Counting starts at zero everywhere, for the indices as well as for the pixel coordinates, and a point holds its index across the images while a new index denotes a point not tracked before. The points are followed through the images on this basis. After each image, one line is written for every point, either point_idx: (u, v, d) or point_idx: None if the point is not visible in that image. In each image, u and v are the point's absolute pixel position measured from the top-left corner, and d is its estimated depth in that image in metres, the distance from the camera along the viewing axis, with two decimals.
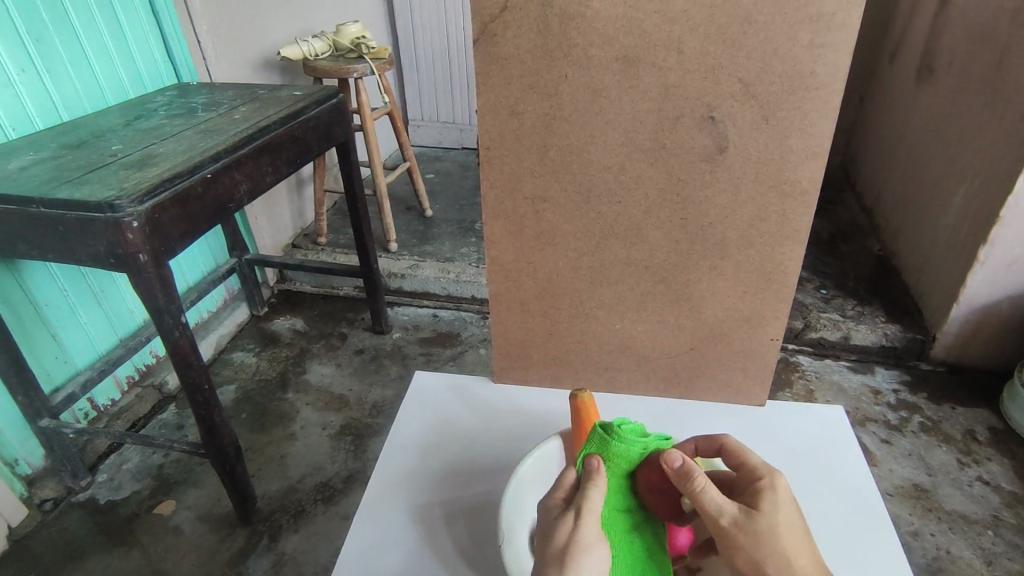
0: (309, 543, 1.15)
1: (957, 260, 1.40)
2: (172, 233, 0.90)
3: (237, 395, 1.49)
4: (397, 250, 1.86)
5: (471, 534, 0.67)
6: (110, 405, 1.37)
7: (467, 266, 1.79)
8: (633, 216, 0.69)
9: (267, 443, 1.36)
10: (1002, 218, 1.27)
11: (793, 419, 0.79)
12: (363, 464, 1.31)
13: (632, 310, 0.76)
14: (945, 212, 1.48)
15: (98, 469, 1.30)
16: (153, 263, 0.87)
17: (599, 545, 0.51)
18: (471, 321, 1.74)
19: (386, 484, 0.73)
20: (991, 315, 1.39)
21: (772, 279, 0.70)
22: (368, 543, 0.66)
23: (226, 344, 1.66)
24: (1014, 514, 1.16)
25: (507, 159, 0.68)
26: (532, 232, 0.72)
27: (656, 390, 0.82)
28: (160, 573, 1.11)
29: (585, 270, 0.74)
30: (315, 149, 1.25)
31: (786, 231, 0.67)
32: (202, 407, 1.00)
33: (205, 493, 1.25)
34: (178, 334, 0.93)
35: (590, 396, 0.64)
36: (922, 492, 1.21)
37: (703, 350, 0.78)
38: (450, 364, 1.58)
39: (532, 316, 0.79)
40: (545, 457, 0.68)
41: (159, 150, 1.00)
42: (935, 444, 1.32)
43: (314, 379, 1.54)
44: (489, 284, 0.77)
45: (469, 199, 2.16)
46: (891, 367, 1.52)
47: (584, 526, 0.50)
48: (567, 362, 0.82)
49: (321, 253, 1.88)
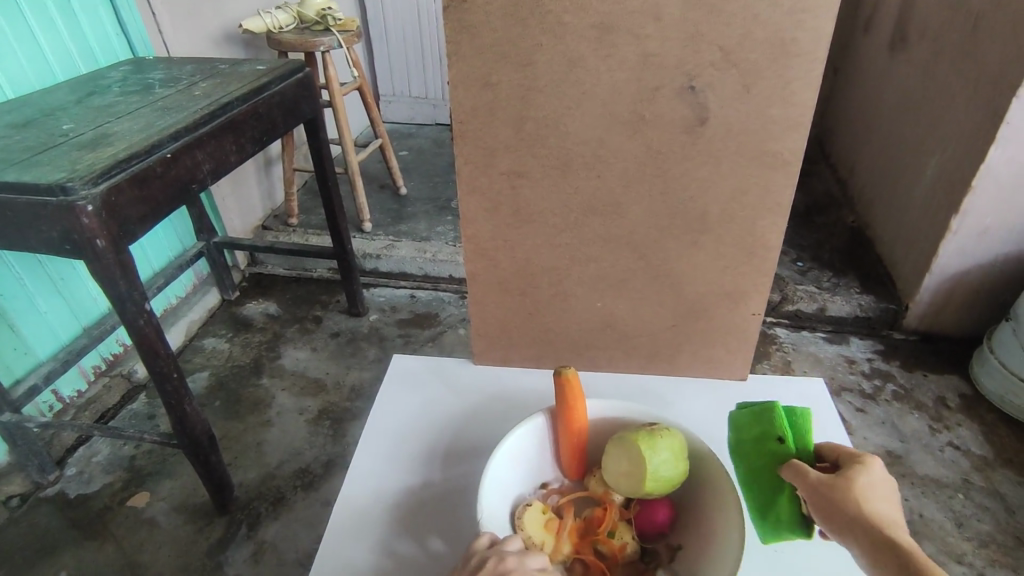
0: (290, 531, 1.14)
1: (930, 230, 1.41)
2: (132, 216, 0.86)
3: (210, 382, 1.45)
4: (371, 231, 1.82)
5: (449, 520, 0.65)
6: (77, 397, 1.33)
7: (444, 245, 1.76)
8: (614, 190, 0.67)
9: (243, 431, 1.33)
10: (974, 188, 1.28)
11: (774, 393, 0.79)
12: (342, 449, 1.29)
13: (613, 287, 0.74)
14: (918, 181, 1.50)
15: (66, 462, 1.26)
16: (112, 249, 0.82)
17: None
18: (450, 301, 1.72)
19: (363, 472, 0.71)
20: (963, 284, 1.41)
21: (752, 253, 0.69)
22: (345, 534, 0.64)
23: (198, 331, 1.61)
24: (983, 477, 1.20)
25: (481, 134, 0.65)
26: (509, 210, 0.70)
27: (637, 367, 0.81)
28: (136, 566, 1.08)
29: (563, 247, 0.72)
30: (282, 126, 1.20)
31: (767, 204, 0.66)
32: (171, 396, 0.96)
33: (181, 484, 1.22)
34: (143, 323, 0.89)
35: (573, 372, 0.64)
36: (895, 458, 1.24)
37: (684, 326, 0.77)
38: (428, 345, 1.56)
39: (510, 295, 0.77)
40: (527, 435, 0.65)
41: (113, 128, 0.94)
42: (907, 411, 1.34)
43: (289, 364, 1.51)
44: (465, 263, 0.75)
45: (444, 176, 2.12)
46: (865, 337, 1.55)
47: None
48: (548, 341, 0.81)
49: (293, 234, 1.83)
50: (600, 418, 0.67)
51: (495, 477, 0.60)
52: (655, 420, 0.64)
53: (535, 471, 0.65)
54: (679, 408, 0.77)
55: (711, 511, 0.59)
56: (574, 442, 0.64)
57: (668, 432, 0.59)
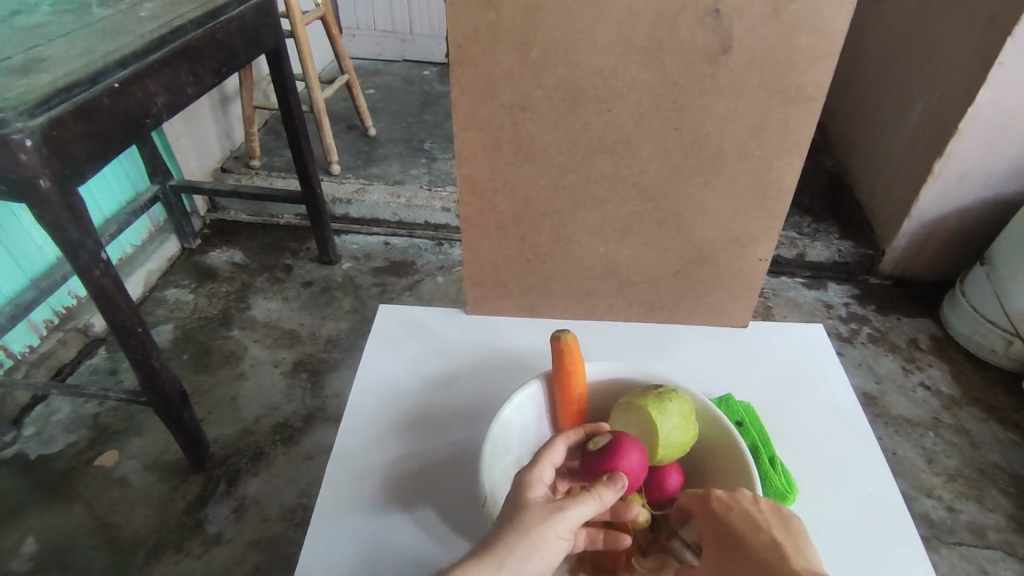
0: (271, 486, 1.11)
1: (911, 174, 1.41)
2: (80, 154, 0.77)
3: (175, 335, 1.38)
4: (340, 173, 1.72)
5: (447, 487, 0.61)
6: (29, 352, 1.25)
7: (419, 189, 1.67)
8: (626, 126, 0.62)
9: (215, 385, 1.28)
10: (960, 131, 1.27)
11: (776, 339, 0.77)
12: (322, 401, 1.25)
13: (617, 232, 0.70)
14: (902, 125, 1.49)
15: (22, 422, 1.19)
16: (60, 191, 0.74)
17: (551, 545, 0.45)
18: (426, 248, 1.66)
19: (352, 433, 0.66)
20: (940, 228, 1.43)
21: (765, 195, 0.66)
22: (338, 504, 0.60)
23: (158, 281, 1.52)
24: (953, 415, 1.24)
25: (482, 61, 0.59)
26: (510, 147, 0.64)
27: (638, 315, 0.79)
28: (109, 527, 1.04)
29: (567, 189, 0.67)
30: (243, 58, 1.09)
31: (786, 142, 0.62)
32: (138, 351, 0.89)
33: (152, 440, 1.17)
34: (101, 274, 0.80)
35: (571, 336, 0.60)
36: (871, 399, 1.27)
37: (689, 272, 0.74)
38: (406, 295, 1.51)
39: (508, 241, 0.72)
40: (525, 401, 0.61)
41: (49, 53, 0.83)
42: (882, 353, 1.37)
43: (260, 315, 1.44)
44: (461, 206, 0.69)
45: (415, 116, 2.01)
46: (843, 281, 1.56)
47: (559, 518, 0.45)
48: (546, 289, 0.77)
49: (256, 178, 1.72)
50: (604, 379, 0.64)
51: (492, 454, 0.56)
52: (660, 381, 0.61)
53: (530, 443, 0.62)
54: (682, 354, 0.75)
55: (714, 462, 0.58)
56: (573, 409, 0.61)
57: (676, 397, 0.57)
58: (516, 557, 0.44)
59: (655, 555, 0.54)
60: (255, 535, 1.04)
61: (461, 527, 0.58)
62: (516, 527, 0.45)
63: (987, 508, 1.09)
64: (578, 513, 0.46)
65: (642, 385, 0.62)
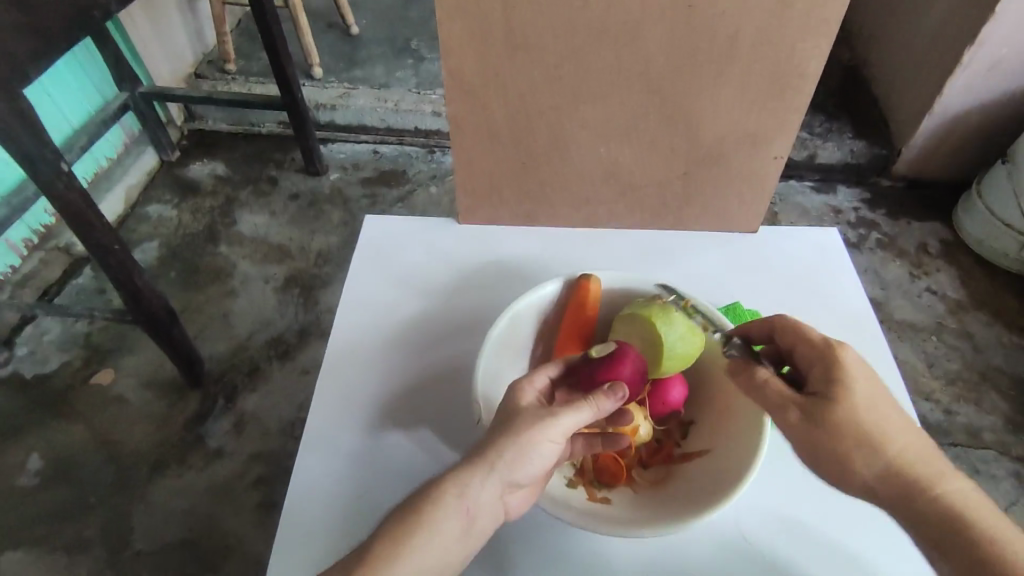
0: (270, 402, 1.10)
1: (936, 66, 1.31)
2: (21, 51, 0.68)
3: (161, 252, 1.33)
4: (322, 76, 1.61)
5: (442, 404, 0.59)
6: (12, 273, 1.21)
7: (407, 92, 1.57)
8: (631, 4, 0.54)
9: (206, 302, 1.25)
10: (995, 14, 1.17)
11: (787, 244, 0.73)
12: (316, 317, 1.23)
13: (620, 130, 0.64)
14: (930, 9, 1.36)
15: (13, 343, 1.17)
16: (4, 94, 0.66)
17: (544, 450, 0.44)
18: (416, 157, 1.58)
19: (341, 347, 0.63)
20: (961, 125, 1.35)
21: (786, 84, 0.59)
22: (330, 419, 0.58)
23: (138, 196, 1.45)
24: (957, 320, 1.22)
25: None
26: (500, 32, 0.57)
27: (641, 222, 0.74)
28: (112, 443, 1.04)
29: (565, 81, 0.60)
30: None
31: (813, 20, 0.54)
32: (116, 270, 0.85)
33: (146, 359, 1.15)
34: (63, 187, 0.75)
35: (592, 282, 0.58)
36: (876, 305, 1.25)
37: (697, 174, 0.68)
38: (398, 206, 1.45)
39: (500, 142, 0.66)
40: (522, 316, 0.57)
41: None
42: (890, 259, 1.34)
43: (247, 230, 1.38)
44: (447, 103, 0.63)
45: (400, 11, 1.85)
46: (853, 185, 1.50)
47: (552, 425, 0.44)
48: (543, 196, 0.71)
49: (233, 83, 1.61)
50: (605, 291, 0.60)
51: (488, 364, 0.54)
52: (664, 291, 0.57)
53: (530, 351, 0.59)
54: (687, 263, 0.71)
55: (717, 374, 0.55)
56: (574, 327, 0.57)
57: (680, 308, 0.53)
58: (504, 458, 0.43)
59: (656, 467, 0.53)
60: (257, 449, 1.05)
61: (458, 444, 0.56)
62: (506, 429, 0.44)
63: (984, 411, 1.09)
64: (572, 421, 0.45)
65: (645, 295, 0.59)
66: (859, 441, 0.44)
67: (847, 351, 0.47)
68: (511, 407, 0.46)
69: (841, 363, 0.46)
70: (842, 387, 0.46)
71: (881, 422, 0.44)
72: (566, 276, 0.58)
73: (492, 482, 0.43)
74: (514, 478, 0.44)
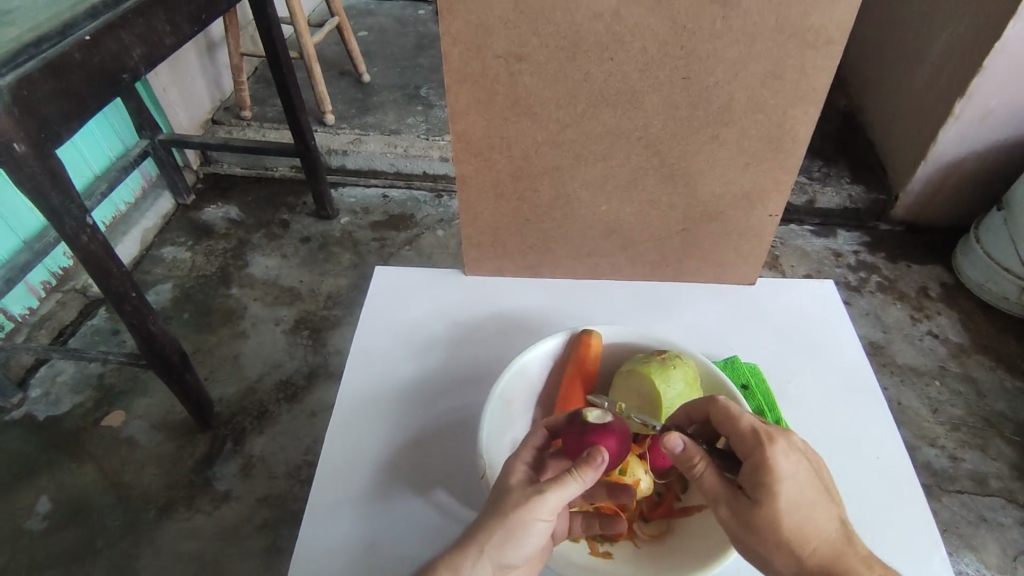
0: (277, 444, 1.12)
1: (929, 115, 1.35)
2: (54, 113, 0.73)
3: (174, 294, 1.36)
4: (334, 123, 1.66)
5: (448, 458, 0.60)
6: (29, 315, 1.24)
7: (416, 139, 1.62)
8: (629, 76, 0.58)
9: (216, 344, 1.27)
10: (984, 68, 1.21)
11: (784, 296, 0.75)
12: (324, 359, 1.25)
13: (621, 188, 0.67)
14: (922, 61, 1.41)
15: (28, 384, 1.19)
16: (36, 154, 0.70)
17: (535, 529, 0.44)
18: (424, 200, 1.62)
19: (351, 399, 0.65)
20: (956, 172, 1.38)
21: (779, 148, 0.62)
22: (338, 470, 0.59)
23: (154, 239, 1.49)
24: (960, 364, 1.23)
25: (474, 5, 0.54)
26: (506, 100, 0.60)
27: (642, 274, 0.76)
28: (121, 486, 1.05)
29: (568, 144, 0.63)
30: (222, 3, 1.04)
31: (801, 90, 0.57)
32: (133, 317, 0.88)
33: (157, 401, 1.17)
34: (87, 239, 0.78)
35: (593, 336, 0.60)
36: (878, 349, 1.26)
37: (696, 229, 0.71)
38: (406, 249, 1.49)
39: (506, 200, 0.69)
40: (524, 371, 0.59)
41: (13, 3, 0.78)
42: (891, 302, 1.35)
43: (258, 273, 1.42)
44: (456, 165, 0.66)
45: (410, 60, 1.92)
46: (852, 229, 1.52)
47: (537, 502, 0.44)
48: (547, 249, 0.74)
49: (248, 129, 1.67)
50: (606, 344, 0.62)
51: (492, 421, 0.55)
52: (664, 347, 0.59)
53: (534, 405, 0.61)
54: (687, 315, 0.73)
55: None
56: (575, 382, 0.59)
57: (680, 365, 0.55)
58: (492, 540, 0.43)
59: (657, 521, 0.53)
60: (264, 492, 1.06)
61: (464, 499, 0.57)
62: (495, 511, 0.45)
63: (989, 457, 1.09)
64: (557, 496, 0.44)
65: (645, 351, 0.61)
66: (779, 543, 0.44)
67: (777, 447, 0.45)
68: (500, 488, 0.46)
69: (770, 463, 0.44)
70: (769, 491, 0.44)
71: (803, 518, 0.44)
72: (568, 331, 0.61)
73: (484, 565, 0.44)
74: (507, 560, 0.44)
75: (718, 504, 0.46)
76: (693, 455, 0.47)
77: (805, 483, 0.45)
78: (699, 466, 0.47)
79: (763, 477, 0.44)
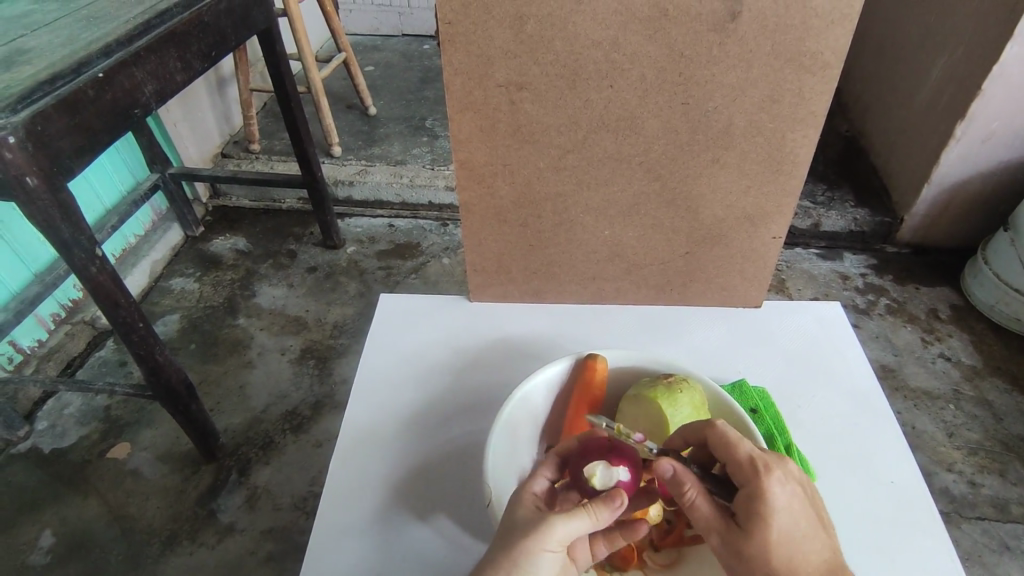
0: (283, 475, 1.11)
1: (932, 137, 1.36)
2: (67, 148, 0.74)
3: (181, 324, 1.37)
4: (341, 155, 1.69)
5: (453, 489, 0.59)
6: (38, 347, 1.25)
7: (422, 169, 1.64)
8: (629, 102, 0.58)
9: (223, 374, 1.27)
10: (984, 90, 1.21)
11: (792, 319, 0.74)
12: (330, 389, 1.25)
13: (622, 214, 0.67)
14: (922, 84, 1.42)
15: (35, 416, 1.19)
16: (48, 187, 0.71)
17: (541, 559, 0.43)
18: (430, 229, 1.63)
19: (358, 427, 0.64)
20: (961, 194, 1.38)
21: (779, 171, 0.62)
22: (343, 498, 0.59)
23: (162, 271, 1.51)
24: (974, 387, 1.21)
25: (474, 37, 0.55)
26: (507, 128, 0.61)
27: (648, 298, 0.76)
28: (125, 519, 1.04)
29: (570, 170, 0.64)
30: (232, 40, 1.07)
31: (800, 113, 0.58)
32: (139, 347, 0.88)
33: (162, 433, 1.17)
34: (96, 270, 0.79)
35: (601, 361, 0.60)
36: (889, 372, 1.24)
37: (700, 253, 0.71)
38: (412, 278, 1.49)
39: (509, 226, 0.70)
40: (530, 399, 0.58)
41: (30, 44, 0.81)
42: (901, 325, 1.34)
43: (265, 303, 1.43)
44: (460, 191, 0.66)
45: (416, 93, 1.96)
46: (858, 251, 1.52)
47: (546, 534, 0.42)
48: (551, 275, 0.74)
49: (257, 162, 1.70)
50: (611, 369, 0.61)
51: (497, 444, 0.54)
52: (669, 370, 0.59)
53: (540, 428, 0.60)
54: (693, 339, 0.72)
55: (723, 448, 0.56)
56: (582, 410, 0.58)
57: (687, 387, 0.55)
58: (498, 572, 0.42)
59: (667, 549, 0.52)
60: (268, 524, 1.04)
61: (469, 528, 0.56)
62: (503, 541, 0.43)
63: (1009, 482, 1.06)
64: (567, 531, 0.43)
65: (651, 374, 0.60)
66: None
67: (773, 477, 0.43)
68: (510, 517, 0.45)
69: (763, 491, 0.43)
70: (764, 522, 0.42)
71: (798, 550, 0.42)
72: (574, 355, 0.60)
73: None
74: None
75: (709, 532, 0.45)
76: (683, 482, 0.45)
77: (800, 515, 0.43)
78: (690, 491, 0.45)
79: (756, 506, 0.43)
